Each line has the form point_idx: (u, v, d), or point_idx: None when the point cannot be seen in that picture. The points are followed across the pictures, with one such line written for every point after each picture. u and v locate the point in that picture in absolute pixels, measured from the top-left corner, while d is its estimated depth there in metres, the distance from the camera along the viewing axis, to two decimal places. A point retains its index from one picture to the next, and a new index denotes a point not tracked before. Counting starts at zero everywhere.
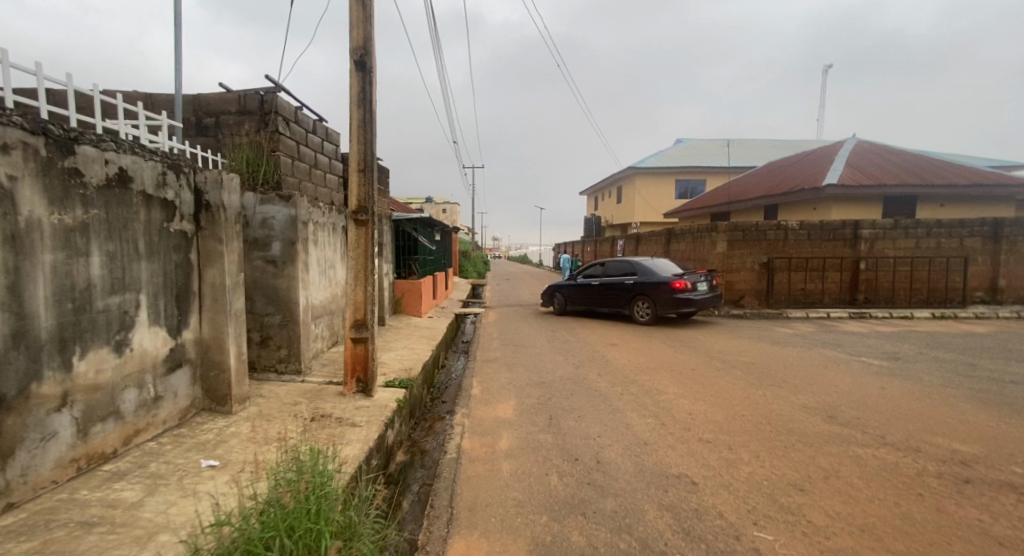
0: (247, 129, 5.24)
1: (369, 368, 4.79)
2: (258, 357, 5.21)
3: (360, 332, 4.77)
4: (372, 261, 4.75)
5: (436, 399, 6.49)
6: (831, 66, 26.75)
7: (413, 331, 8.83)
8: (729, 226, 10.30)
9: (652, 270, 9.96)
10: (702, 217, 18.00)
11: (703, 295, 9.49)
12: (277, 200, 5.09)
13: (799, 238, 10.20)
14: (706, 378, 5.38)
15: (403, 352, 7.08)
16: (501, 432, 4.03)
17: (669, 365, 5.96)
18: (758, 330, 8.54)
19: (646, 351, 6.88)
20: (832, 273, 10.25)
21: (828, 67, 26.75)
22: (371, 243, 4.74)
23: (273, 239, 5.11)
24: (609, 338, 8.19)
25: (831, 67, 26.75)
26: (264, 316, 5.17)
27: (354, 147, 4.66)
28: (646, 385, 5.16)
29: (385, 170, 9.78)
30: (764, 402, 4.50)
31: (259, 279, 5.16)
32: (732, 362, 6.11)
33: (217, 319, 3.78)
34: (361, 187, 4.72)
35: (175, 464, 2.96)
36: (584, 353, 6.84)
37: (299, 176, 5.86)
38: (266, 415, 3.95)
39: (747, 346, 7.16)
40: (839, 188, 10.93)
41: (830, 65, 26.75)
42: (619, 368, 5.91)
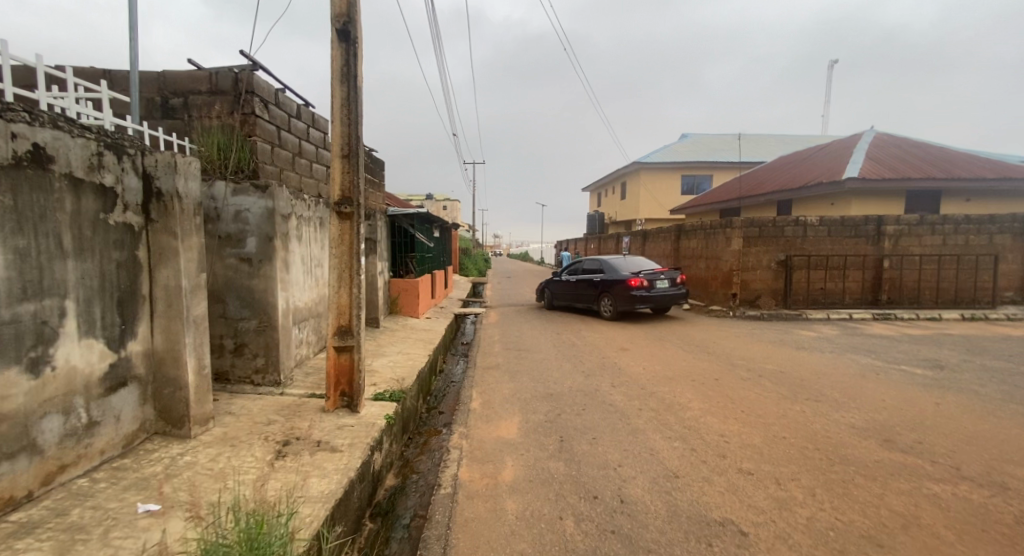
0: (220, 110, 4.68)
1: (354, 381, 4.24)
2: (232, 367, 4.65)
3: (344, 339, 4.21)
4: (357, 259, 4.19)
5: (433, 410, 5.96)
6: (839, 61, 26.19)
7: (408, 334, 8.27)
8: (745, 222, 9.71)
9: (619, 268, 10.36)
10: (710, 213, 17.41)
11: (663, 292, 9.74)
12: (251, 190, 4.54)
13: (819, 234, 9.62)
14: (732, 390, 4.81)
15: (395, 358, 6.52)
16: (504, 458, 3.48)
17: (688, 374, 5.39)
18: (778, 333, 7.97)
19: (662, 357, 6.31)
20: (854, 272, 9.66)
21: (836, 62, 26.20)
22: (357, 239, 4.18)
23: (248, 235, 4.55)
24: (619, 340, 7.63)
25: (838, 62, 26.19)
26: (238, 321, 4.61)
27: (337, 128, 4.09)
28: (666, 398, 4.60)
29: (378, 162, 9.25)
30: (805, 420, 3.93)
31: (232, 279, 4.59)
32: (758, 370, 5.55)
33: (173, 327, 3.22)
34: (345, 175, 4.15)
35: (105, 510, 2.41)
36: (593, 359, 6.27)
37: (280, 165, 5.31)
38: (231, 439, 3.40)
39: (771, 351, 6.59)
40: (860, 181, 10.33)
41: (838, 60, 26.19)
42: (634, 378, 5.35)
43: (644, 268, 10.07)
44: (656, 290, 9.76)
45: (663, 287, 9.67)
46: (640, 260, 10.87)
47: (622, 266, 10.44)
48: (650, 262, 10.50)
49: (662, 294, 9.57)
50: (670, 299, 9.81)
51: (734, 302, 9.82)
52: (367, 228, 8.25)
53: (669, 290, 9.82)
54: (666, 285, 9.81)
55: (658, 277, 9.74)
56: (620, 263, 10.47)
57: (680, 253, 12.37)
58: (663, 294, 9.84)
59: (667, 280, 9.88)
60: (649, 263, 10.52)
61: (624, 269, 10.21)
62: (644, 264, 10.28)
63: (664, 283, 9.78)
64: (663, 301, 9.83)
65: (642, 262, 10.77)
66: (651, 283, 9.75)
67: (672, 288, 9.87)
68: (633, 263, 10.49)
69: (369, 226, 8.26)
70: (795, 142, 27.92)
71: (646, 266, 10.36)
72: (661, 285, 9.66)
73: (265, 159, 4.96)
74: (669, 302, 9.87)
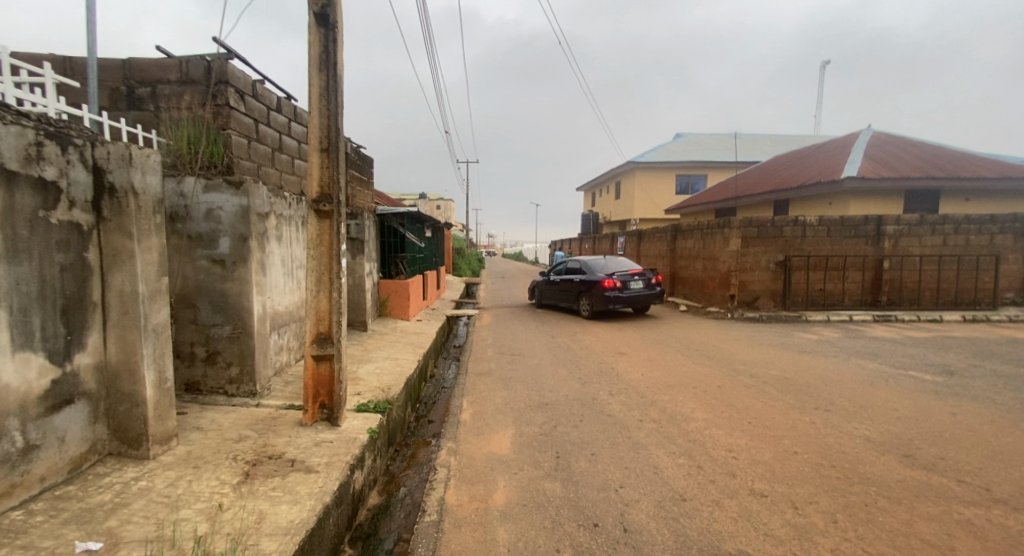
0: (190, 101, 4.36)
1: (334, 393, 3.94)
2: (204, 377, 4.32)
3: (323, 347, 3.91)
4: (338, 261, 3.89)
5: (422, 419, 5.69)
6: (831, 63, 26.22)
7: (397, 338, 7.97)
8: (743, 222, 9.49)
9: (597, 269, 10.68)
10: (705, 213, 17.25)
11: (637, 293, 10.04)
12: (224, 187, 4.22)
13: (818, 234, 9.43)
14: (737, 399, 4.56)
15: (382, 364, 6.22)
16: (496, 478, 3.20)
17: (689, 381, 5.15)
18: (778, 335, 7.75)
19: (661, 362, 6.07)
20: (854, 273, 9.47)
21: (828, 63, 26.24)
22: (337, 239, 3.87)
23: (220, 235, 4.24)
24: (615, 344, 7.37)
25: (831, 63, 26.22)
26: (210, 327, 4.29)
27: (315, 120, 3.78)
28: (667, 408, 4.35)
29: (366, 159, 8.95)
30: (816, 433, 3.69)
31: (204, 283, 4.27)
32: (761, 376, 5.31)
33: (129, 338, 2.91)
34: (324, 170, 3.84)
35: (36, 550, 2.10)
36: (590, 365, 6.01)
37: (258, 160, 4.99)
38: (196, 459, 3.10)
39: (772, 355, 6.36)
40: (860, 181, 10.15)
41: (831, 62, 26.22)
42: (632, 385, 5.09)
43: (620, 269, 10.38)
44: (630, 291, 10.09)
45: (635, 288, 9.97)
46: (621, 261, 11.17)
47: (601, 268, 10.76)
48: (629, 263, 10.78)
49: (633, 295, 9.88)
50: (644, 299, 10.10)
51: (732, 303, 9.60)
52: (353, 227, 7.97)
53: (643, 290, 10.12)
54: (640, 286, 10.11)
55: (632, 278, 10.04)
56: (600, 263, 10.79)
57: (676, 254, 12.16)
58: (636, 294, 10.14)
59: (641, 281, 10.15)
60: (628, 264, 10.81)
61: (602, 269, 10.53)
62: (622, 265, 10.57)
63: (638, 284, 10.07)
64: (637, 302, 10.13)
65: (623, 263, 11.06)
66: (624, 284, 10.07)
67: (646, 289, 10.14)
68: (612, 265, 10.79)
69: (355, 226, 7.96)
70: (788, 142, 27.89)
71: (624, 267, 10.65)
72: (634, 287, 9.97)
73: (242, 154, 4.66)
74: (642, 302, 10.16)
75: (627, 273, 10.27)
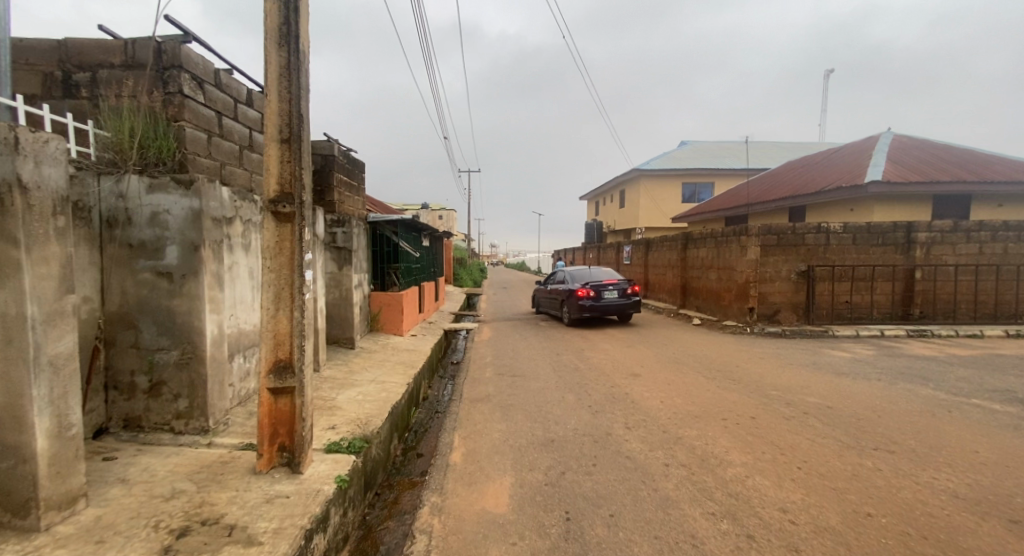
0: (135, 87, 3.75)
1: (296, 432, 3.27)
2: (146, 411, 3.65)
3: (282, 379, 3.24)
4: (300, 274, 3.25)
5: (410, 453, 5.00)
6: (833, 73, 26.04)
7: (387, 356, 7.30)
8: (761, 229, 8.82)
9: (576, 279, 11.42)
10: (714, 220, 16.59)
11: (611, 302, 10.70)
12: (172, 186, 3.60)
13: (843, 242, 8.75)
14: (778, 436, 3.85)
15: (367, 388, 5.55)
16: (489, 550, 2.50)
17: (716, 412, 4.45)
18: (806, 353, 7.02)
19: (681, 387, 5.36)
20: (883, 284, 8.75)
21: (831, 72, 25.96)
22: (298, 247, 3.24)
23: (167, 242, 3.60)
24: (628, 363, 6.68)
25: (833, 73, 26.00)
26: (154, 352, 3.63)
27: (273, 104, 3.16)
28: (697, 448, 3.65)
29: (357, 163, 8.37)
30: (888, 485, 2.97)
31: (147, 299, 3.61)
32: (799, 405, 4.60)
33: (11, 374, 2.25)
34: (283, 164, 3.21)
35: None
36: (600, 389, 5.31)
37: (220, 158, 4.38)
38: (103, 530, 2.42)
39: (806, 377, 5.64)
40: (884, 185, 9.50)
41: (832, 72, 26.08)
42: (652, 417, 4.40)
43: (597, 279, 11.05)
44: (604, 300, 10.78)
45: (609, 297, 10.64)
46: (605, 271, 11.79)
47: (580, 278, 11.46)
48: (609, 273, 11.38)
49: (607, 304, 10.56)
50: (619, 307, 10.74)
51: (751, 317, 8.90)
52: (340, 235, 7.27)
53: (617, 299, 10.78)
54: (614, 295, 10.77)
55: (606, 288, 10.71)
56: (580, 273, 11.50)
57: (688, 263, 11.51)
58: (612, 302, 10.82)
59: (616, 291, 10.77)
60: (608, 274, 11.46)
61: (580, 279, 11.25)
62: (600, 275, 11.21)
63: (612, 294, 10.74)
64: (612, 309, 10.79)
65: (605, 273, 11.66)
66: (599, 293, 10.76)
67: (620, 298, 10.77)
68: (593, 275, 11.46)
69: (342, 234, 7.27)
70: (797, 149, 27.26)
71: (603, 277, 11.31)
72: (607, 296, 10.65)
73: (200, 151, 4.05)
74: (617, 310, 10.81)
75: (602, 283, 10.93)
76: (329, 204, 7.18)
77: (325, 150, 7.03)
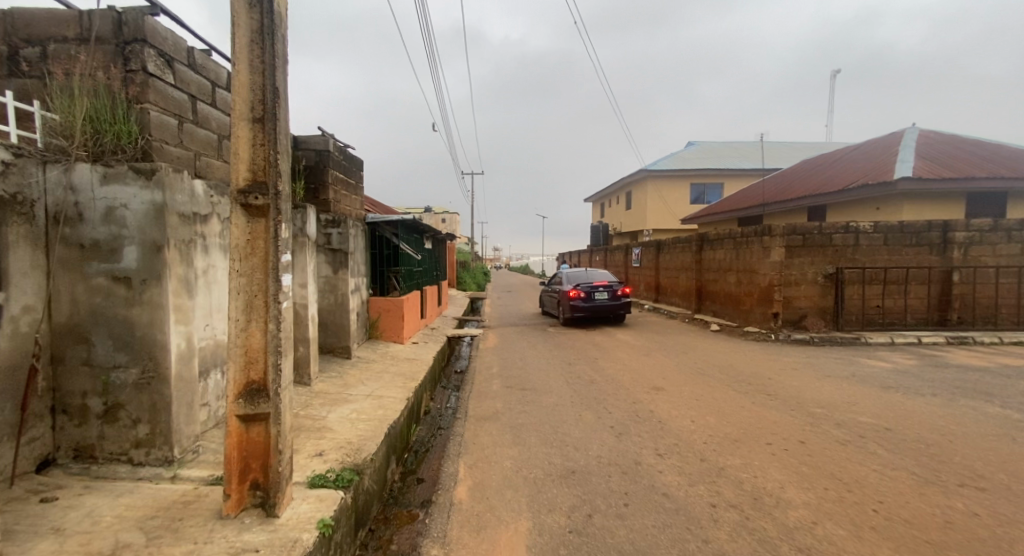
0: (91, 64, 3.25)
1: (270, 467, 2.74)
2: (100, 439, 3.12)
3: (254, 404, 2.71)
4: (275, 279, 2.73)
5: (408, 478, 4.47)
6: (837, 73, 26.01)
7: (386, 367, 6.76)
8: (785, 230, 8.28)
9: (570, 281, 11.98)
10: (726, 222, 16.04)
11: (601, 303, 11.27)
12: (129, 176, 3.09)
13: (873, 243, 8.18)
14: (839, 468, 3.29)
15: (362, 404, 5.03)
16: None
17: (758, 436, 3.90)
18: (842, 363, 6.44)
19: (712, 404, 4.81)
20: (917, 287, 8.17)
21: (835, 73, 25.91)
22: (274, 247, 2.72)
23: (124, 242, 3.09)
24: (648, 374, 6.13)
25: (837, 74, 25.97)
26: (109, 369, 3.11)
27: (242, 76, 2.64)
28: (746, 484, 3.09)
29: (354, 160, 7.89)
30: (997, 538, 2.41)
31: (101, 309, 3.10)
32: (852, 426, 4.05)
33: None
34: (255, 148, 2.70)
35: None
36: (622, 407, 4.77)
37: (194, 147, 3.88)
38: None
39: (849, 391, 5.07)
40: (915, 182, 8.91)
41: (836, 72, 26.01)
42: (686, 442, 3.85)
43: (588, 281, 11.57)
44: (595, 302, 11.32)
45: (599, 299, 11.21)
46: (599, 273, 12.29)
47: (575, 280, 12.00)
48: (603, 275, 11.91)
49: (597, 305, 11.11)
50: (609, 308, 11.24)
51: (776, 323, 8.33)
52: (335, 236, 6.74)
53: (607, 300, 11.35)
54: (605, 296, 11.28)
55: (596, 290, 11.28)
56: (574, 276, 12.07)
57: (703, 266, 10.95)
58: (603, 303, 11.31)
59: (606, 293, 11.32)
60: (601, 277, 12.00)
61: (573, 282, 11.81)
62: (592, 277, 11.77)
63: (602, 295, 11.31)
64: (603, 310, 11.36)
65: (598, 276, 12.20)
66: (590, 295, 11.33)
67: (611, 299, 11.32)
68: (586, 277, 12.02)
69: (338, 235, 6.72)
70: (807, 148, 26.66)
71: (596, 279, 11.85)
72: (597, 297, 11.17)
73: (168, 138, 3.55)
74: (608, 311, 11.37)
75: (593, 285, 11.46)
76: (323, 204, 6.66)
77: (319, 145, 6.51)
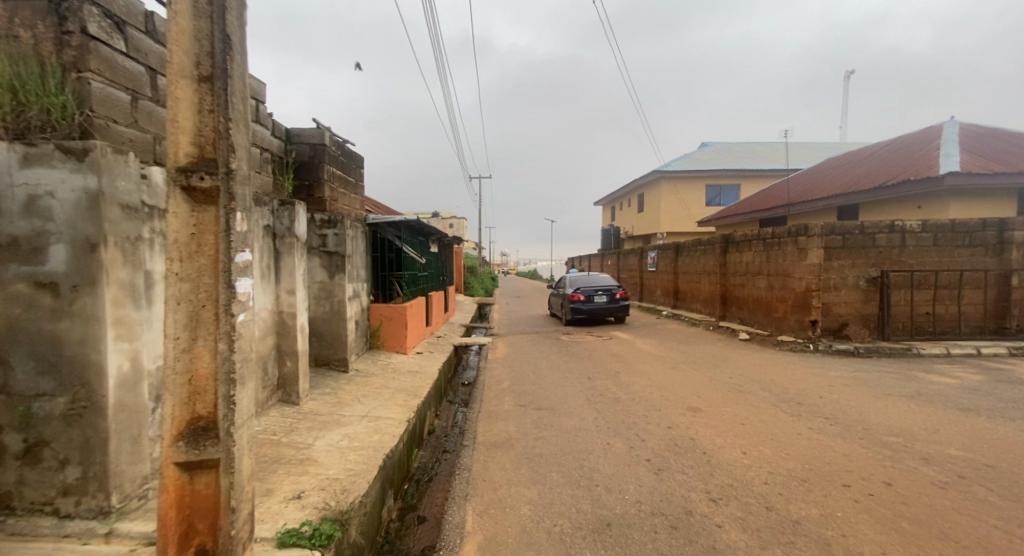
0: (22, 25, 2.69)
1: (218, 531, 2.09)
2: (21, 484, 2.53)
3: (198, 448, 2.07)
4: (226, 284, 2.09)
5: (408, 516, 3.80)
6: (854, 71, 25.37)
7: (387, 381, 6.14)
8: (824, 229, 7.54)
9: (573, 283, 12.71)
10: (748, 223, 15.33)
11: (599, 306, 11.97)
12: (56, 157, 2.49)
13: (922, 243, 7.42)
14: (951, 523, 2.58)
15: (357, 428, 4.38)
16: None
17: (833, 475, 3.19)
18: (899, 378, 5.70)
19: (763, 431, 4.10)
20: (972, 292, 7.38)
21: (850, 71, 25.28)
22: (226, 242, 2.09)
23: (51, 239, 2.50)
24: (679, 392, 5.44)
25: (854, 72, 25.35)
26: (31, 396, 2.51)
27: (182, 21, 2.03)
28: (836, 548, 2.39)
29: (355, 157, 7.33)
30: None
31: (22, 322, 2.51)
32: (943, 461, 3.33)
33: None
34: (199, 115, 2.07)
35: None
36: (657, 435, 4.09)
37: (155, 129, 3.29)
38: None
39: (920, 414, 4.33)
40: (965, 177, 8.14)
41: (853, 70, 25.34)
42: (742, 483, 3.15)
43: (588, 285, 12.34)
44: (594, 304, 12.06)
45: (598, 302, 11.92)
46: (600, 276, 12.97)
47: (577, 282, 12.75)
48: (603, 279, 12.65)
49: (594, 308, 11.86)
50: (607, 311, 11.99)
51: (815, 331, 7.60)
52: (331, 237, 6.09)
53: (606, 303, 12.06)
54: (603, 299, 12.02)
55: (594, 293, 11.97)
56: (577, 278, 12.79)
57: (728, 270, 10.24)
58: (601, 306, 12.02)
59: (604, 296, 12.02)
60: (603, 281, 12.69)
61: (574, 285, 12.57)
62: (593, 281, 12.54)
63: (600, 298, 12.04)
64: (601, 312, 12.07)
65: (601, 279, 12.81)
66: (589, 297, 12.04)
67: (609, 302, 12.02)
68: (587, 281, 12.73)
69: (334, 236, 6.08)
70: (827, 148, 25.70)
71: (597, 284, 12.54)
72: (596, 300, 11.90)
73: (118, 116, 2.96)
74: (605, 313, 12.04)
75: (592, 288, 12.23)
76: (318, 202, 6.06)
77: (314, 139, 5.94)
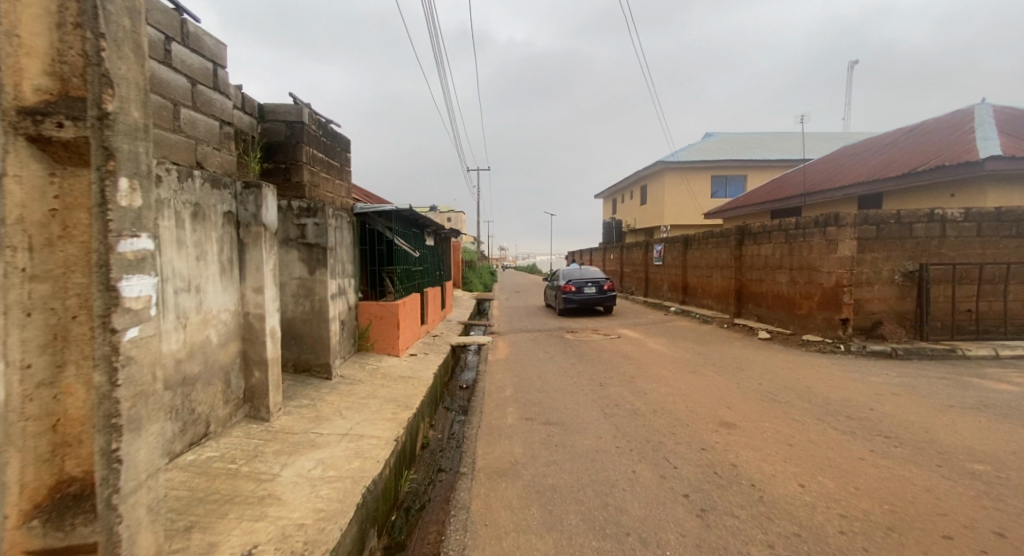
0: None
1: None
2: None
3: (62, 526, 1.39)
4: (99, 282, 1.40)
5: None
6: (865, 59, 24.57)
7: (374, 389, 5.46)
8: (857, 219, 6.86)
9: (563, 276, 12.41)
10: (759, 215, 14.62)
11: (587, 295, 11.57)
12: None
13: (965, 234, 6.75)
14: None
15: (335, 451, 3.70)
16: None
17: (927, 523, 2.53)
18: (954, 384, 5.05)
19: (817, 455, 3.44)
20: (1019, 287, 6.73)
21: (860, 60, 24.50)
22: (98, 220, 1.39)
23: None
24: (705, 402, 4.78)
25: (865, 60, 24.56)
26: None
27: None
28: None
29: (339, 139, 6.62)
30: None
31: None
32: None
33: None
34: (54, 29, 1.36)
35: None
36: (692, 461, 3.43)
37: None
38: None
39: (997, 433, 3.69)
40: (1008, 162, 7.47)
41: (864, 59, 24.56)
42: (813, 533, 2.49)
43: (576, 277, 12.07)
44: (584, 295, 11.67)
45: (588, 292, 11.51)
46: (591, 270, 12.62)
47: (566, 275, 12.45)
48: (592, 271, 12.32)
49: (585, 300, 11.48)
50: (597, 300, 11.55)
51: (846, 330, 6.96)
52: (311, 227, 5.39)
53: (596, 294, 11.65)
54: (591, 289, 11.61)
55: (583, 282, 11.57)
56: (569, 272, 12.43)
57: (744, 263, 9.57)
58: (590, 296, 11.62)
59: (593, 286, 11.62)
60: (593, 272, 12.27)
61: (564, 278, 12.30)
62: (584, 273, 12.18)
63: (591, 289, 11.63)
64: (591, 303, 11.61)
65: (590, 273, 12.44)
66: (579, 288, 11.66)
67: (598, 292, 11.60)
68: (578, 273, 12.37)
69: (314, 226, 5.38)
70: (836, 138, 24.92)
71: (588, 275, 12.15)
72: (585, 290, 11.52)
73: None
74: (596, 303, 11.56)
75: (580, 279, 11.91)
76: (296, 187, 5.36)
77: (291, 116, 5.24)
